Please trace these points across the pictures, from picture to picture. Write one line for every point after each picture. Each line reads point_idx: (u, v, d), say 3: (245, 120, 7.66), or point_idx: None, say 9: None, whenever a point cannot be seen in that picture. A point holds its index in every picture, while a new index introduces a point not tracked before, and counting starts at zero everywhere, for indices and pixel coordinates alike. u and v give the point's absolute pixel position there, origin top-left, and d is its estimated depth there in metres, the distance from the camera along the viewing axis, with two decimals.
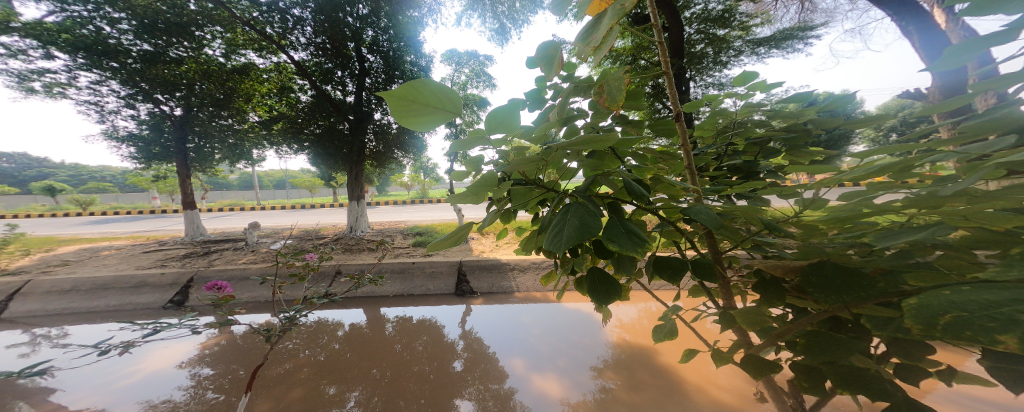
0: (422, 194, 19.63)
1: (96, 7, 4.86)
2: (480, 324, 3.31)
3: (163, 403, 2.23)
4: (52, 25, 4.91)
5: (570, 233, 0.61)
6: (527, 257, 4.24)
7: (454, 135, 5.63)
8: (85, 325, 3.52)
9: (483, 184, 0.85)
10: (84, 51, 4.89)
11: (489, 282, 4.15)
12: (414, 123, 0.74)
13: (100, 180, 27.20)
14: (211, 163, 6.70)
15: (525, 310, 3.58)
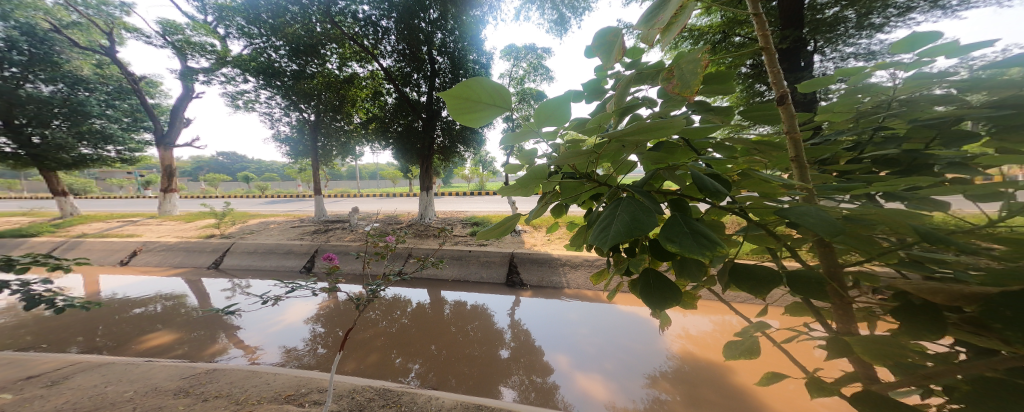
0: (481, 186, 20.53)
1: (267, 39, 6.23)
2: (529, 317, 3.36)
3: (293, 349, 2.86)
4: (248, 56, 6.71)
5: (619, 228, 0.55)
6: (580, 253, 4.12)
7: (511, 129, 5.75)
8: (261, 281, 4.79)
9: (533, 177, 0.83)
10: (263, 74, 6.40)
11: (538, 275, 4.17)
12: (470, 119, 0.76)
13: (261, 170, 36.27)
14: (330, 157, 8.31)
15: (576, 307, 3.49)
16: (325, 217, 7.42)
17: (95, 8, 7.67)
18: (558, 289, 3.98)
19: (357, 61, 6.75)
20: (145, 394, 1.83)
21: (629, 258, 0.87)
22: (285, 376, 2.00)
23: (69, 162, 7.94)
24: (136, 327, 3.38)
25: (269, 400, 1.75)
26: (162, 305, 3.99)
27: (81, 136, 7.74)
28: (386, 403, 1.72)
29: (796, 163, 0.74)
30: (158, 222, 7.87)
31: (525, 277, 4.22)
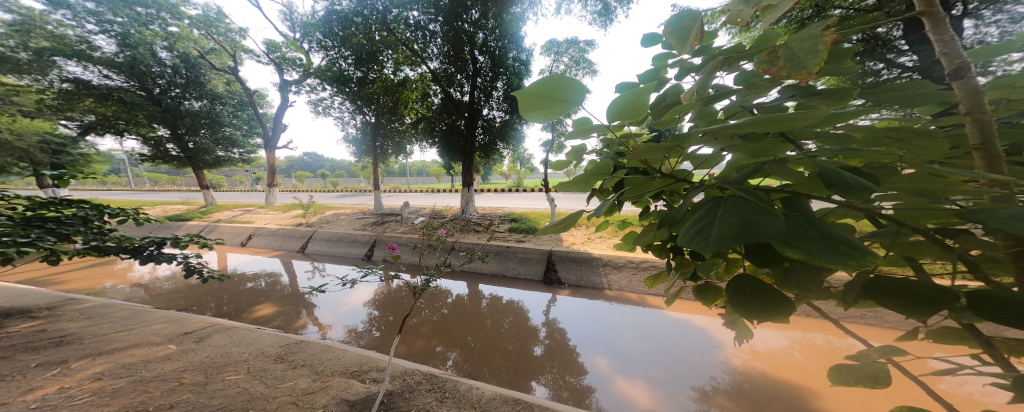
0: (519, 182, 20.52)
1: (338, 52, 6.89)
2: (564, 316, 3.31)
3: (354, 329, 3.18)
4: (325, 67, 7.61)
5: (722, 231, 0.46)
6: (624, 254, 3.92)
7: (550, 125, 5.67)
8: (335, 266, 5.42)
9: (596, 173, 0.80)
10: (336, 81, 7.21)
11: (576, 274, 4.08)
12: (538, 115, 0.77)
13: (331, 167, 40.90)
14: (387, 155, 9.07)
15: (616, 310, 3.35)
16: (379, 210, 8.11)
17: (224, 35, 9.10)
18: (599, 290, 3.86)
19: (408, 65, 7.12)
20: (255, 356, 2.19)
21: (703, 262, 0.78)
22: (351, 353, 2.22)
23: (210, 164, 9.68)
24: (240, 299, 4.06)
25: (340, 374, 1.98)
26: (263, 281, 4.76)
27: (218, 142, 9.54)
28: (431, 388, 1.84)
29: (980, 152, 0.58)
30: (254, 210, 9.35)
31: (561, 275, 4.18)
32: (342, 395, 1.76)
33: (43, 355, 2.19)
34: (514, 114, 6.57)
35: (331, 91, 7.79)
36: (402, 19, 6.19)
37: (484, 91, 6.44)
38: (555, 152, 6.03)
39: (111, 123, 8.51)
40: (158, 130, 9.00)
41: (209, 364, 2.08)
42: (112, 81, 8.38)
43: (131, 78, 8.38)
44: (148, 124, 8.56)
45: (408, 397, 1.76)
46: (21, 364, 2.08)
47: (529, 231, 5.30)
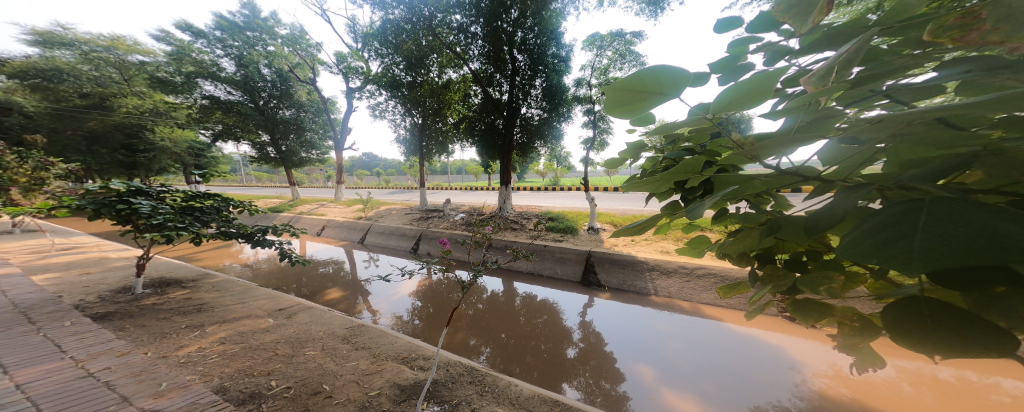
0: (554, 181, 20.14)
1: (390, 59, 7.43)
2: (601, 320, 3.22)
3: (398, 317, 3.46)
4: (381, 73, 8.25)
5: (939, 241, 0.26)
6: (674, 259, 3.67)
7: (593, 122, 5.51)
8: (387, 257, 5.88)
9: (681, 170, 0.66)
10: (389, 86, 7.78)
11: (617, 278, 3.93)
12: (619, 115, 0.63)
13: (383, 165, 44.37)
14: (431, 155, 9.56)
15: (659, 318, 3.17)
16: (425, 205, 8.61)
17: (306, 50, 10.40)
18: (644, 295, 3.65)
19: (451, 68, 7.35)
20: (328, 335, 2.48)
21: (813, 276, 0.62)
22: (402, 339, 2.41)
23: (297, 163, 11.03)
24: (311, 282, 4.62)
25: (391, 359, 2.15)
26: (329, 267, 5.37)
27: (302, 145, 10.89)
28: (472, 381, 1.92)
29: None
30: (324, 204, 10.57)
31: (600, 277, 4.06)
32: (394, 379, 1.92)
33: (188, 318, 2.74)
34: (553, 112, 6.49)
35: (386, 95, 8.43)
36: (447, 23, 6.42)
37: (522, 90, 6.46)
38: (596, 149, 5.84)
39: (232, 130, 10.16)
40: (261, 136, 10.34)
41: (293, 338, 2.41)
42: (234, 96, 9.88)
43: (246, 92, 9.78)
44: (254, 131, 9.99)
45: (451, 387, 1.86)
46: (173, 325, 2.61)
47: (566, 231, 5.22)
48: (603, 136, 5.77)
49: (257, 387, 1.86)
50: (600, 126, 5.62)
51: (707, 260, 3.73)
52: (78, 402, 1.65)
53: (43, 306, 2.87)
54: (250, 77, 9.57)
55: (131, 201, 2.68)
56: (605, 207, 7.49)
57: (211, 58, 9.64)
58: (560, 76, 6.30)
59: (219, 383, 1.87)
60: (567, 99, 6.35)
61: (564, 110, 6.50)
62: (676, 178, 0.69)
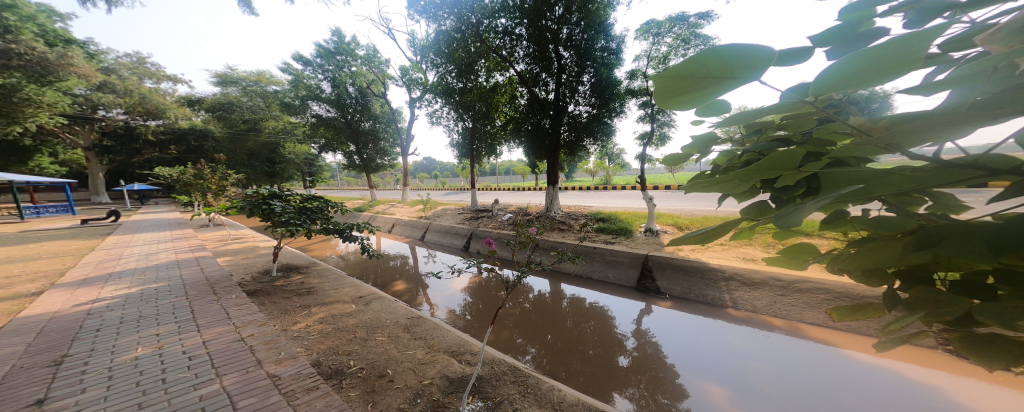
0: (606, 180, 19.18)
1: (443, 69, 7.93)
2: (659, 330, 2.99)
3: (450, 310, 3.68)
4: (436, 82, 8.86)
5: None
6: (758, 269, 3.19)
7: (649, 116, 5.16)
8: (444, 254, 6.29)
9: (770, 167, 0.54)
10: (444, 94, 8.34)
11: (683, 287, 3.56)
12: (676, 105, 0.57)
13: (440, 168, 47.70)
14: (482, 157, 9.94)
15: (732, 333, 2.82)
16: (476, 206, 8.98)
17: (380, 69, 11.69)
18: (720, 308, 3.24)
19: (498, 71, 7.49)
20: (393, 323, 2.74)
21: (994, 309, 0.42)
22: (453, 333, 2.55)
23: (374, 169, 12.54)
24: (383, 273, 5.18)
25: (443, 351, 2.29)
26: (399, 261, 5.97)
27: (378, 153, 12.61)
28: (516, 380, 1.94)
29: None
30: (393, 204, 11.80)
31: (661, 284, 3.75)
32: (445, 371, 2.04)
33: (299, 299, 3.31)
34: (603, 108, 6.21)
35: (441, 102, 9.02)
36: (493, 27, 6.59)
37: (569, 87, 6.32)
38: (655, 145, 5.44)
39: (331, 143, 12.18)
40: (349, 147, 12.34)
41: (369, 324, 2.72)
42: (331, 113, 11.62)
43: (338, 109, 11.45)
44: (345, 142, 11.95)
45: (495, 385, 1.90)
46: (293, 303, 3.21)
47: (619, 233, 4.97)
48: (662, 130, 5.33)
49: (340, 365, 2.13)
50: (661, 120, 5.22)
51: (808, 272, 3.13)
52: (235, 358, 2.17)
53: (222, 281, 3.84)
54: (341, 96, 11.14)
55: (268, 202, 3.59)
56: (668, 207, 6.91)
57: (313, 80, 11.42)
58: (611, 70, 6.01)
59: (316, 357, 2.21)
60: (619, 94, 6.00)
61: (616, 105, 6.19)
62: (763, 176, 0.57)
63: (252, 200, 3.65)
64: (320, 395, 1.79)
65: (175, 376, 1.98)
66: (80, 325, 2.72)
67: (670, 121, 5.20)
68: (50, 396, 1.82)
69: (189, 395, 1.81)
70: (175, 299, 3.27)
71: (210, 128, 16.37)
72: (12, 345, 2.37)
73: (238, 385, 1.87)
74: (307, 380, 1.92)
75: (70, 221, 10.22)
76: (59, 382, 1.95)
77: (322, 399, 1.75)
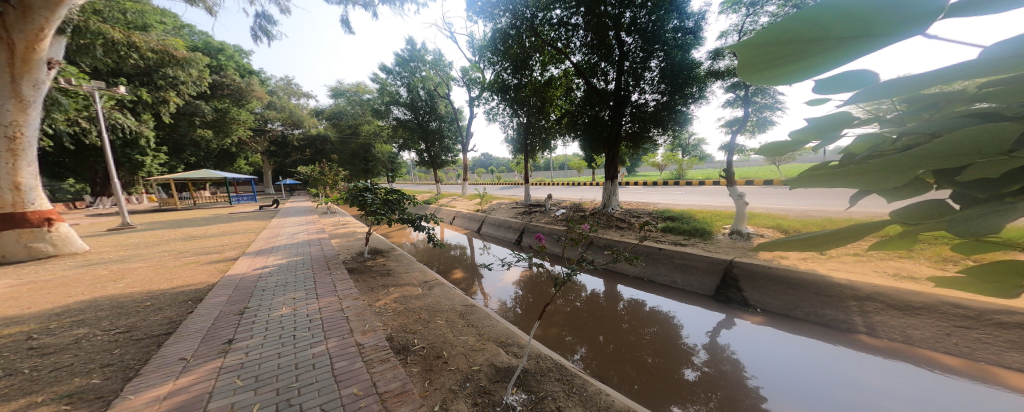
0: (675, 175, 17.44)
1: (499, 66, 8.08)
2: (742, 347, 2.63)
3: (502, 301, 3.80)
4: (491, 80, 9.08)
5: None
6: (912, 290, 2.46)
7: (737, 101, 4.54)
8: (497, 247, 6.47)
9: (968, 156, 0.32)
10: (499, 91, 8.52)
11: (784, 301, 3.01)
12: (777, 79, 0.43)
13: (497, 164, 49.28)
14: (536, 152, 9.97)
15: (859, 365, 2.29)
16: (530, 200, 9.00)
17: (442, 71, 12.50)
18: (845, 332, 2.62)
19: (553, 64, 7.30)
20: (450, 309, 2.94)
21: None
22: (502, 324, 2.63)
23: (439, 165, 13.58)
24: (445, 261, 5.61)
25: (492, 340, 2.37)
26: (459, 250, 6.40)
27: (442, 150, 13.59)
28: (561, 378, 1.91)
29: None
30: (454, 197, 12.59)
31: (751, 296, 3.22)
32: (492, 359, 2.12)
33: (379, 280, 3.75)
34: (676, 95, 5.63)
35: (497, 99, 9.27)
36: (548, 19, 6.39)
37: (633, 75, 5.91)
38: (749, 131, 4.67)
39: (405, 142, 13.56)
40: (420, 145, 13.47)
41: (430, 307, 2.98)
42: (403, 116, 12.97)
43: (412, 112, 12.75)
44: (417, 141, 13.17)
45: (541, 380, 1.90)
46: (376, 282, 3.68)
47: (694, 234, 4.45)
48: (761, 114, 4.50)
49: (406, 342, 2.36)
50: (758, 102, 4.44)
51: (1003, 301, 2.29)
52: (335, 325, 2.58)
53: (333, 259, 4.62)
54: (414, 99, 12.37)
55: (363, 195, 4.30)
56: (762, 206, 5.93)
57: (393, 87, 12.80)
58: (688, 52, 5.39)
59: (390, 332, 2.49)
60: (698, 77, 5.35)
61: (693, 90, 5.53)
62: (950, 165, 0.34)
63: (352, 192, 4.42)
64: (389, 367, 2.02)
65: (301, 334, 2.45)
66: (256, 284, 3.59)
67: (774, 103, 4.34)
68: (237, 337, 2.43)
69: (306, 352, 2.21)
70: (309, 269, 4.11)
71: (326, 133, 20.14)
72: (222, 295, 3.26)
73: (337, 349, 2.23)
74: (381, 352, 2.19)
75: (252, 207, 13.94)
76: (241, 327, 2.58)
77: (391, 371, 1.98)
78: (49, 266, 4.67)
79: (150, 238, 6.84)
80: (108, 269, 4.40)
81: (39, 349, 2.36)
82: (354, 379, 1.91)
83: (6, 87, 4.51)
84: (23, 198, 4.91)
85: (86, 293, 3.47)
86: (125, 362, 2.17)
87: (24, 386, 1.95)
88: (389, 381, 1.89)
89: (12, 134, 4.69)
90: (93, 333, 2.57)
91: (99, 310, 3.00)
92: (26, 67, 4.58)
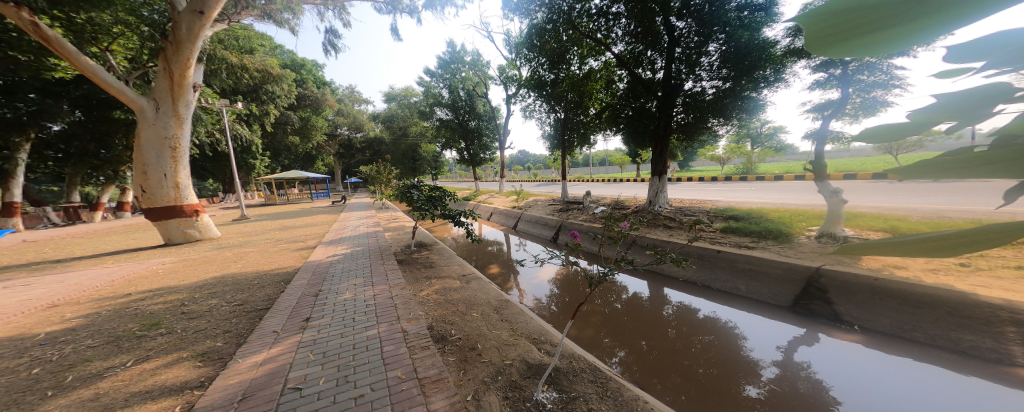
0: (733, 171, 15.87)
1: (535, 62, 7.99)
2: (828, 368, 2.31)
3: (536, 299, 3.79)
4: (527, 76, 9.00)
5: None
6: None
7: (825, 83, 3.78)
8: (533, 243, 6.46)
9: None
10: (536, 87, 8.45)
11: (895, 319, 2.53)
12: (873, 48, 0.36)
13: (534, 161, 49.18)
14: (574, 148, 9.77)
15: (1014, 404, 1.84)
16: (568, 197, 8.80)
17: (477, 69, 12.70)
18: (992, 362, 2.11)
19: (593, 56, 7.01)
20: (486, 303, 3.01)
21: None
22: (536, 321, 2.62)
23: (478, 163, 13.93)
24: (482, 256, 5.75)
25: (524, 337, 2.38)
26: (496, 246, 6.51)
27: (481, 148, 13.88)
28: (594, 380, 1.86)
29: None
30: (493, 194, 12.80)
31: (847, 312, 2.76)
32: (524, 355, 2.13)
33: (422, 272, 3.96)
34: (740, 80, 5.06)
35: (533, 95, 9.21)
36: (586, 10, 6.12)
37: (686, 62, 5.44)
38: (848, 117, 3.63)
39: (447, 141, 14.10)
40: (461, 144, 13.94)
41: (467, 300, 3.08)
42: (446, 116, 13.50)
43: (453, 112, 13.19)
44: (458, 140, 13.66)
45: (572, 380, 1.87)
46: (420, 273, 3.89)
47: (766, 236, 3.99)
48: (867, 95, 3.53)
49: (444, 332, 2.48)
50: (863, 80, 3.47)
51: None
52: (385, 311, 2.80)
53: (386, 250, 4.99)
54: (455, 100, 12.77)
55: (410, 191, 4.58)
56: (866, 204, 4.99)
57: (437, 89, 13.39)
58: (759, 31, 4.81)
59: (431, 321, 2.64)
60: (774, 57, 4.65)
61: (764, 72, 4.87)
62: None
63: (401, 189, 4.73)
64: (428, 355, 2.13)
65: (359, 318, 2.69)
66: (328, 270, 4.04)
67: (889, 79, 3.34)
68: (313, 316, 2.76)
69: (360, 334, 2.42)
70: (367, 258, 4.53)
71: (380, 135, 21.79)
72: (303, 279, 3.69)
73: (386, 334, 2.41)
74: (422, 339, 2.31)
75: (327, 202, 15.65)
76: (317, 307, 2.92)
77: (430, 358, 2.09)
78: (195, 247, 5.77)
79: (257, 227, 8.10)
80: (229, 252, 5.27)
81: (188, 314, 2.89)
82: (397, 363, 2.05)
83: (168, 107, 5.62)
84: (181, 194, 5.92)
85: (217, 270, 4.19)
86: (238, 330, 2.56)
87: (175, 342, 2.39)
88: (428, 367, 1.99)
89: (174, 145, 5.73)
90: (221, 304, 3.08)
91: (225, 285, 3.58)
92: (181, 90, 5.68)
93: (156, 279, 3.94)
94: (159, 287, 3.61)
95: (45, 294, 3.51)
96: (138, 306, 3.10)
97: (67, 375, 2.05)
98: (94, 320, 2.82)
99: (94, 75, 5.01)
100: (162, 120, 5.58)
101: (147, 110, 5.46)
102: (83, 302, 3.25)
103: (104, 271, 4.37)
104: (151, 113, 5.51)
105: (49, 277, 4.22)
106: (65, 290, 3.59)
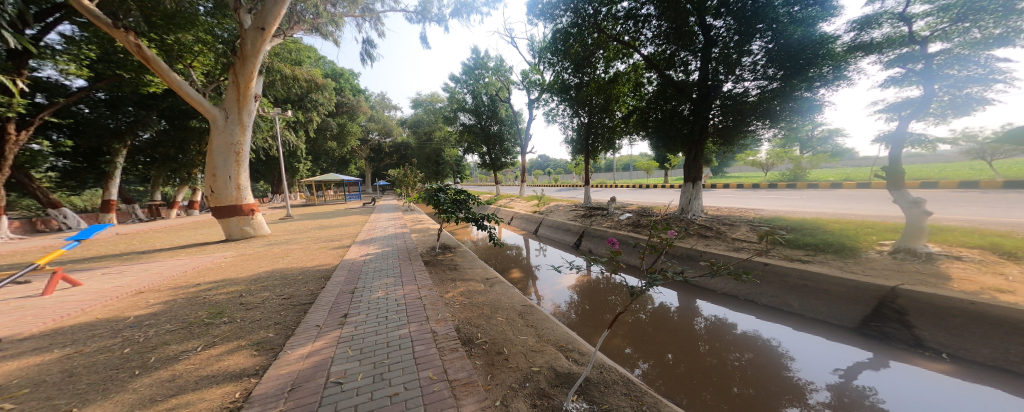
0: (772, 177, 14.87)
1: (560, 67, 7.95)
2: (897, 391, 2.03)
3: (557, 304, 3.74)
4: (550, 81, 8.97)
5: None
6: None
7: (896, 81, 3.41)
8: (554, 249, 6.40)
9: None
10: (561, 92, 8.40)
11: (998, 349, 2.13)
12: None
13: (556, 165, 48.80)
14: (598, 153, 9.61)
15: None
16: (590, 203, 8.63)
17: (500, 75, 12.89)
18: None
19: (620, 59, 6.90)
20: (510, 308, 3.01)
21: None
22: (562, 328, 2.58)
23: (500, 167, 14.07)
24: (502, 260, 5.77)
25: (552, 344, 2.35)
26: (515, 250, 6.51)
27: (502, 153, 14.01)
28: (628, 393, 1.78)
29: None
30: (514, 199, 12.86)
31: (931, 337, 2.38)
32: (552, 363, 2.10)
33: (447, 273, 4.04)
34: (789, 79, 4.66)
35: (557, 99, 9.17)
36: (613, 12, 6.03)
37: (725, 62, 5.17)
38: (933, 116, 3.23)
39: (470, 145, 14.40)
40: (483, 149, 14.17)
41: (492, 303, 3.10)
42: (469, 121, 13.80)
43: (476, 117, 13.43)
44: (481, 145, 13.91)
45: (604, 391, 1.81)
46: (446, 275, 3.99)
47: (826, 249, 3.69)
48: (959, 92, 3.09)
49: (470, 334, 2.50)
50: (954, 75, 3.08)
51: None
52: (416, 311, 2.88)
53: (414, 251, 5.15)
54: (478, 105, 12.95)
55: (436, 194, 4.70)
56: (947, 217, 4.43)
57: (461, 94, 13.73)
58: (814, 26, 4.44)
59: (458, 322, 2.68)
60: (834, 54, 4.14)
61: (817, 71, 4.43)
62: None
63: (428, 193, 4.86)
64: (457, 357, 2.15)
65: (390, 316, 2.80)
66: (362, 268, 4.26)
67: (989, 74, 2.97)
68: (349, 312, 2.91)
69: (394, 333, 2.51)
70: (397, 258, 4.71)
71: (406, 139, 22.68)
72: (341, 276, 3.90)
73: (416, 333, 2.48)
74: (451, 341, 2.35)
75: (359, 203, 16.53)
76: (353, 304, 3.08)
77: (459, 360, 2.11)
78: (251, 243, 6.31)
79: (299, 225, 8.71)
80: (277, 249, 5.70)
81: (246, 305, 3.15)
82: (428, 363, 2.09)
83: (234, 116, 6.18)
84: (242, 195, 6.50)
85: (268, 265, 4.55)
86: (287, 322, 2.75)
87: (236, 331, 2.62)
88: (457, 370, 2.01)
89: (238, 150, 6.31)
90: (273, 297, 3.34)
91: (276, 279, 3.88)
92: (245, 100, 6.24)
93: (219, 272, 4.34)
94: (221, 279, 3.97)
95: (134, 281, 3.99)
96: (205, 296, 3.42)
97: (151, 356, 2.28)
98: (170, 307, 3.15)
99: (179, 89, 5.64)
100: (229, 128, 6.16)
101: (218, 119, 6.05)
102: (161, 290, 3.64)
103: (180, 263, 4.89)
104: (221, 121, 6.11)
105: (135, 266, 4.80)
106: (147, 279, 4.06)
